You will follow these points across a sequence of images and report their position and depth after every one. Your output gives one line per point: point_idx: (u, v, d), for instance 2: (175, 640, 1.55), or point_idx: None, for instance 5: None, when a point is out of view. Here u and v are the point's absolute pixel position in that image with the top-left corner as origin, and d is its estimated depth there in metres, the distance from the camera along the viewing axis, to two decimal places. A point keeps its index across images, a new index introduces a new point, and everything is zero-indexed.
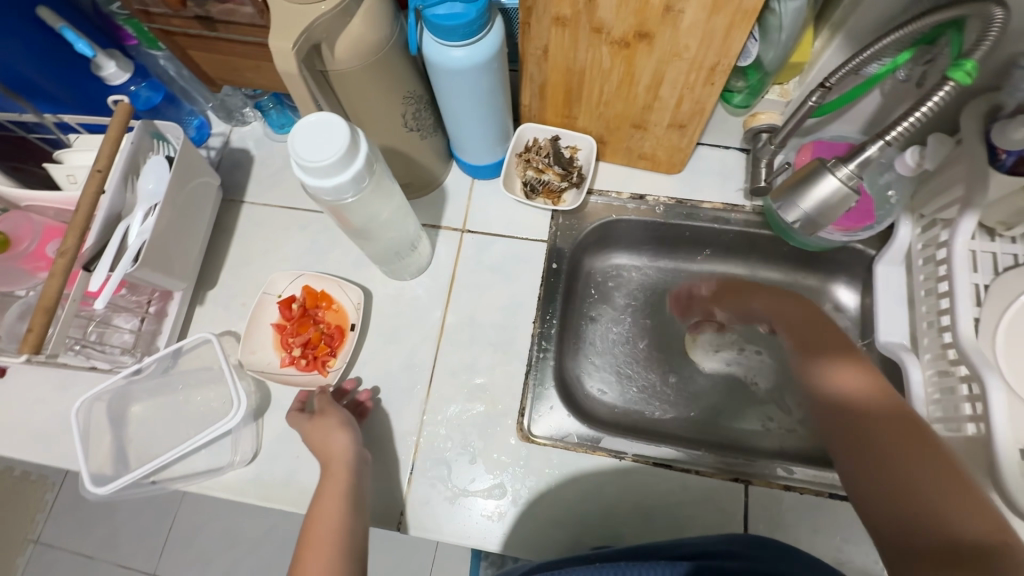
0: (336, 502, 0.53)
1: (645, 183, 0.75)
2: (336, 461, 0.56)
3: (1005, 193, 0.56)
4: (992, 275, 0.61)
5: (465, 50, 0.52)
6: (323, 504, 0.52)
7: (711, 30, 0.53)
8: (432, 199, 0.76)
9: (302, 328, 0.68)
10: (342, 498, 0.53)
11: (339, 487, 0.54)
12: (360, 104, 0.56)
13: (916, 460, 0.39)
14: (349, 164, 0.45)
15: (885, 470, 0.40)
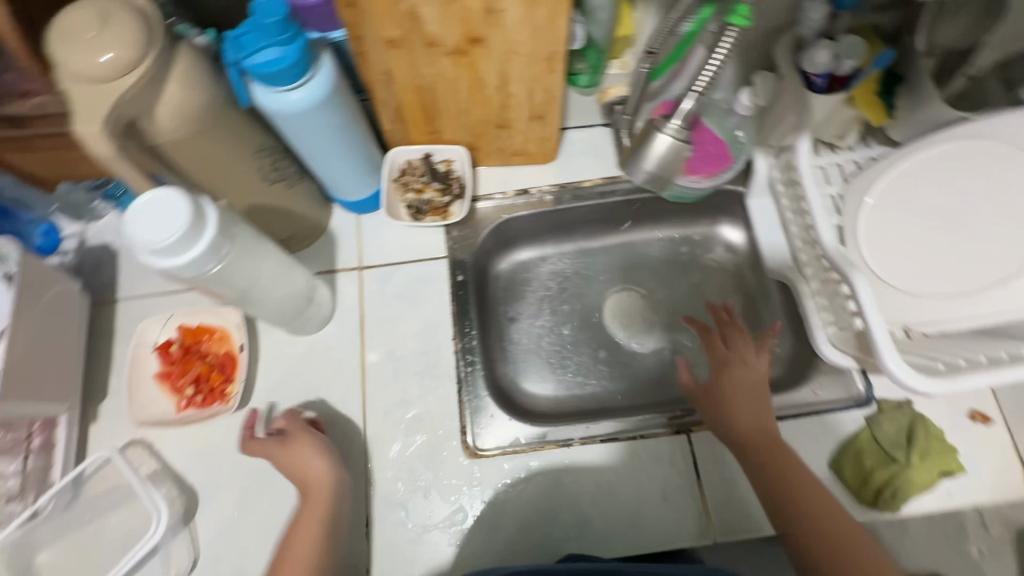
0: (310, 530, 0.54)
1: (526, 177, 0.77)
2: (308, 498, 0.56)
3: (831, 111, 0.62)
4: (842, 184, 0.68)
5: (300, 92, 0.51)
6: (295, 535, 0.54)
7: (537, 23, 0.54)
8: (321, 245, 0.73)
9: (188, 366, 0.66)
10: (314, 532, 0.54)
11: (314, 512, 0.56)
12: (209, 171, 0.53)
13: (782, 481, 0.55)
14: (198, 235, 0.43)
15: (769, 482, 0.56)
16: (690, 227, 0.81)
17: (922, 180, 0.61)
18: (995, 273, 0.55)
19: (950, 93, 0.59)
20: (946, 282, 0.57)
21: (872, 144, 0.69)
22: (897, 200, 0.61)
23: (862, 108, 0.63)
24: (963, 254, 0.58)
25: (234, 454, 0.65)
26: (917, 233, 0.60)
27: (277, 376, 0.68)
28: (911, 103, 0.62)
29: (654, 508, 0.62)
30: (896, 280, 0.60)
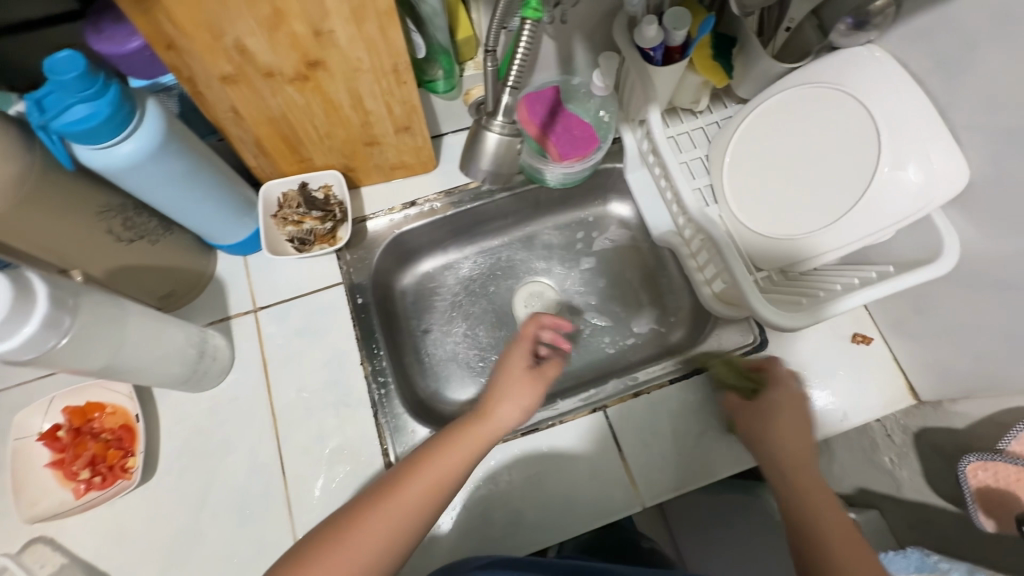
0: (434, 489, 0.47)
1: (412, 189, 0.77)
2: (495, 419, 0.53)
3: (676, 80, 0.65)
4: (706, 145, 0.72)
5: (128, 144, 0.49)
6: (448, 453, 0.49)
7: (370, 37, 0.54)
8: (209, 294, 0.70)
9: (80, 449, 0.62)
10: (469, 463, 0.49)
11: (436, 472, 0.47)
12: (43, 241, 0.50)
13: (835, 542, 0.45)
14: (26, 314, 0.40)
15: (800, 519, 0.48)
16: (583, 210, 0.83)
17: (770, 128, 0.64)
18: (841, 202, 0.58)
19: (774, 49, 0.65)
20: (803, 220, 0.60)
21: (727, 103, 0.73)
22: (746, 154, 0.66)
23: (702, 72, 0.66)
24: (814, 189, 0.60)
25: (148, 529, 0.61)
26: (774, 178, 0.63)
27: (183, 439, 0.65)
28: (746, 62, 0.66)
29: (583, 490, 0.64)
30: (760, 227, 0.63)
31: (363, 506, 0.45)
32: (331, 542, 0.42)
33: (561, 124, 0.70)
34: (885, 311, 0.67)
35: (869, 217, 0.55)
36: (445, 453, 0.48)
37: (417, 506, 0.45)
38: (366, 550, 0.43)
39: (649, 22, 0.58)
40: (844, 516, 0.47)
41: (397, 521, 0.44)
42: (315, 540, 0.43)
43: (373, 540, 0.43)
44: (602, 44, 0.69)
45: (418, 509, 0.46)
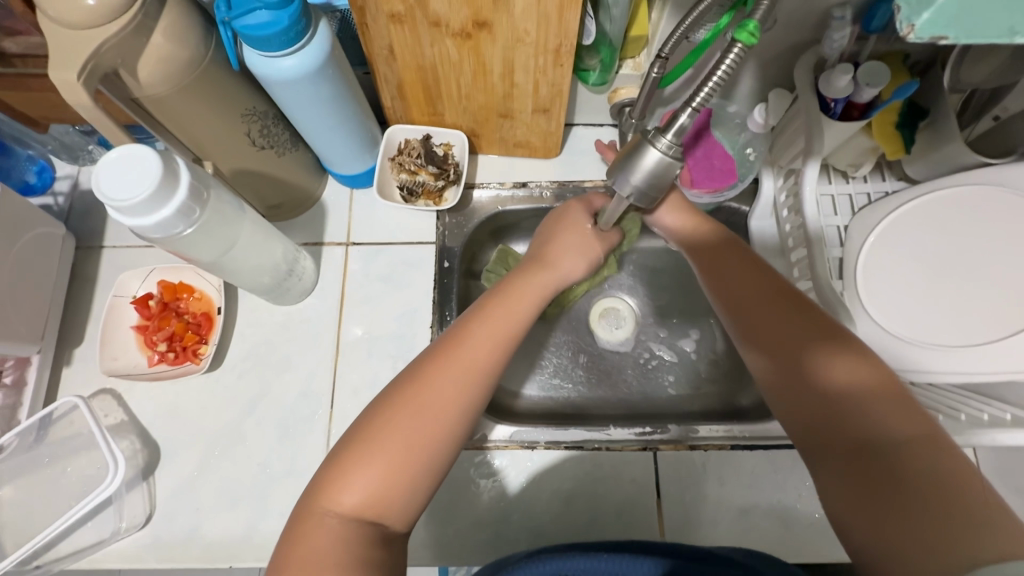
0: (496, 344, 0.48)
1: (527, 170, 0.75)
2: (561, 268, 0.56)
3: (845, 138, 0.60)
4: (849, 215, 0.66)
5: (292, 59, 0.49)
6: (490, 317, 0.49)
7: (545, 12, 0.52)
8: (311, 216, 0.72)
9: (163, 323, 0.66)
10: (533, 306, 0.52)
11: (503, 319, 0.49)
12: (192, 128, 0.52)
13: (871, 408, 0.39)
14: (167, 198, 0.42)
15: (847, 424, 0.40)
16: None
17: (932, 222, 0.58)
18: (991, 329, 0.53)
19: (972, 135, 0.58)
20: (940, 331, 0.55)
21: (887, 177, 0.66)
22: (903, 242, 0.59)
23: (877, 138, 0.60)
24: (962, 304, 0.55)
25: (201, 414, 0.65)
26: (920, 276, 0.58)
27: (251, 342, 0.68)
28: (930, 140, 0.59)
29: (608, 522, 0.62)
30: (891, 322, 0.57)
31: (422, 369, 0.45)
32: (396, 404, 0.43)
33: (701, 150, 0.66)
34: (996, 453, 0.60)
35: (1021, 355, 0.51)
36: (492, 315, 0.49)
37: (477, 361, 0.46)
38: (426, 412, 0.42)
39: (844, 72, 0.53)
40: (887, 394, 0.40)
41: (457, 382, 0.44)
42: (380, 405, 0.43)
43: (441, 402, 0.43)
44: (773, 78, 0.64)
45: (476, 372, 0.45)
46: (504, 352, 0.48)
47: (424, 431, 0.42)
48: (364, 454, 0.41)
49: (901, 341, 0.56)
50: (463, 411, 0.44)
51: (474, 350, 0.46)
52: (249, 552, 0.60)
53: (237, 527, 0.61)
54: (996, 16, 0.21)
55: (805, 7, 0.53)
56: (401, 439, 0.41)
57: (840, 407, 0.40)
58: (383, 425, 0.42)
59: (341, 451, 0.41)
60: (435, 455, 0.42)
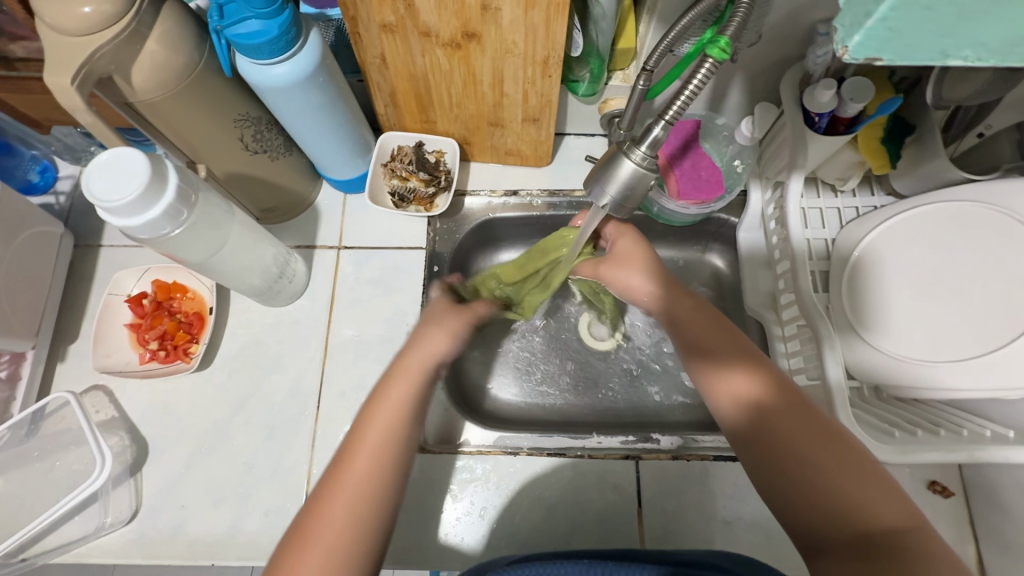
0: (381, 432, 0.47)
1: (518, 179, 0.76)
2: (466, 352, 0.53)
3: (830, 152, 0.60)
4: (837, 228, 0.66)
5: (283, 66, 0.50)
6: (390, 395, 0.49)
7: (532, 25, 0.53)
8: (305, 219, 0.73)
9: (155, 322, 0.67)
10: (410, 392, 0.50)
11: (391, 398, 0.49)
12: (186, 133, 0.53)
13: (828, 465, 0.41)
14: (154, 198, 0.43)
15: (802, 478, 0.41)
16: (679, 250, 0.79)
17: (921, 235, 0.58)
18: (976, 344, 0.52)
19: (957, 151, 0.58)
20: (923, 344, 0.54)
21: (875, 191, 0.67)
22: (890, 254, 0.59)
23: (863, 153, 0.60)
24: (947, 317, 0.55)
25: (190, 412, 0.66)
26: (905, 290, 0.57)
27: (242, 341, 0.69)
28: (916, 155, 0.60)
29: (588, 530, 0.62)
30: (875, 336, 0.57)
31: (321, 489, 0.44)
32: (300, 536, 0.41)
33: (689, 162, 0.67)
34: (981, 471, 0.59)
35: (1002, 371, 0.50)
36: (388, 393, 0.49)
37: (361, 463, 0.45)
38: (352, 507, 0.43)
39: (826, 88, 0.53)
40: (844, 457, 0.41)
41: (361, 483, 0.44)
42: (291, 532, 0.42)
43: (357, 488, 0.44)
44: (761, 91, 0.65)
45: (368, 463, 0.45)
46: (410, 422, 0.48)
47: (328, 547, 0.41)
48: (300, 553, 0.41)
49: (883, 355, 0.56)
50: (386, 493, 0.44)
51: (372, 434, 0.46)
52: (230, 550, 0.61)
53: (219, 526, 0.62)
54: (926, 38, 0.21)
55: (789, 24, 0.54)
56: (343, 507, 0.43)
57: (832, 485, 0.40)
58: (310, 531, 0.42)
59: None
60: (352, 563, 0.41)
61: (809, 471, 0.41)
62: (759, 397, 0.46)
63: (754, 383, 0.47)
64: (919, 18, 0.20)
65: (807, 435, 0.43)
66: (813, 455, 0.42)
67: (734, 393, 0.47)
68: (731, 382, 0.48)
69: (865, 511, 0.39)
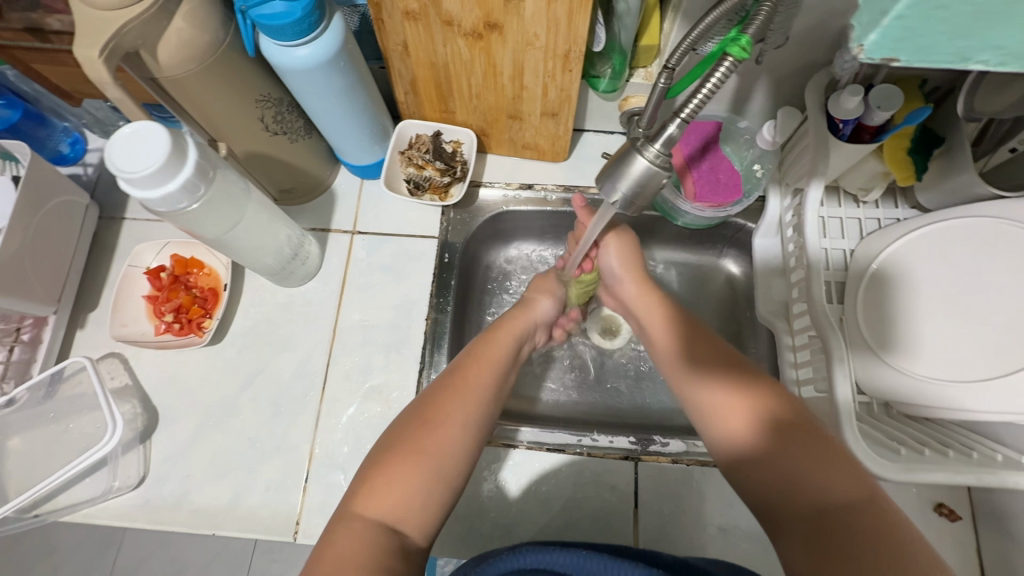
0: (489, 369, 0.55)
1: (534, 173, 0.76)
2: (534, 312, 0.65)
3: (853, 161, 0.59)
4: (857, 240, 0.64)
5: (305, 49, 0.51)
6: (490, 346, 0.58)
7: (555, 17, 0.53)
8: (320, 203, 0.74)
9: (172, 295, 0.69)
10: (512, 346, 0.59)
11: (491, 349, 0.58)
12: (209, 111, 0.54)
13: (806, 459, 0.43)
14: (173, 172, 0.44)
15: (774, 477, 0.43)
16: (694, 253, 0.78)
17: (945, 249, 0.56)
18: (990, 366, 0.51)
19: (987, 166, 0.56)
20: (936, 362, 0.53)
21: (899, 204, 0.65)
22: (906, 267, 0.58)
23: (888, 163, 0.58)
24: (966, 337, 0.53)
25: (200, 385, 0.68)
26: (923, 306, 0.56)
27: (253, 318, 0.70)
28: (944, 168, 0.58)
29: (583, 528, 0.62)
30: (886, 350, 0.56)
31: (438, 399, 0.51)
32: (417, 430, 0.48)
33: (707, 164, 0.66)
34: (991, 495, 0.57)
35: (1015, 396, 0.49)
36: (484, 347, 0.57)
37: (482, 386, 0.53)
38: (453, 437, 0.48)
39: (852, 94, 0.52)
40: (820, 451, 0.43)
41: (473, 402, 0.52)
42: (402, 432, 0.48)
43: (455, 421, 0.49)
44: (786, 95, 0.63)
45: (484, 388, 0.53)
46: (499, 385, 0.55)
47: (435, 445, 0.47)
48: (392, 472, 0.45)
49: (894, 369, 0.55)
50: (467, 435, 0.49)
51: (486, 369, 0.55)
52: (231, 521, 0.62)
53: (222, 497, 0.63)
54: (941, 37, 0.21)
55: (819, 27, 0.53)
56: (442, 432, 0.48)
57: (797, 473, 0.42)
58: (411, 441, 0.47)
59: (367, 472, 0.46)
60: (446, 468, 0.47)
61: (765, 480, 0.44)
62: (754, 430, 0.46)
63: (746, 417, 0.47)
64: (937, 18, 0.20)
65: (773, 434, 0.45)
66: (786, 459, 0.43)
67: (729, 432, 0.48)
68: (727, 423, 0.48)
69: (814, 485, 0.41)
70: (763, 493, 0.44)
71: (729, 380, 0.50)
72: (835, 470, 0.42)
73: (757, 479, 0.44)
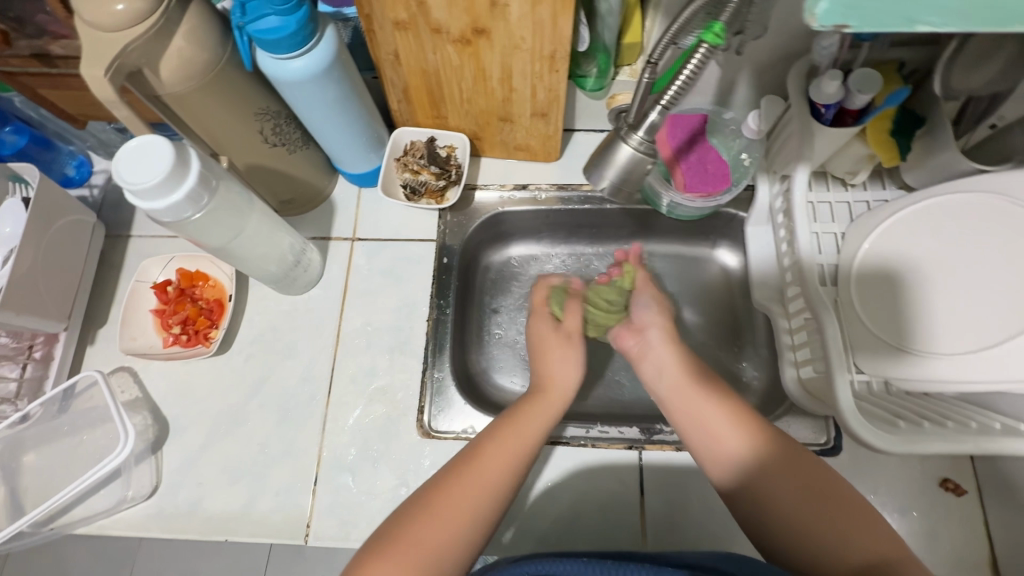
0: (517, 452, 0.52)
1: (527, 174, 0.77)
2: (563, 387, 0.61)
3: (838, 146, 0.60)
4: (847, 223, 0.65)
5: (300, 61, 0.53)
6: (520, 416, 0.55)
7: (539, 20, 0.55)
8: (321, 212, 0.76)
9: (179, 307, 0.70)
10: (543, 430, 0.55)
11: (520, 426, 0.54)
12: (209, 125, 0.56)
13: (838, 520, 0.45)
14: (176, 182, 0.46)
15: (807, 532, 0.45)
16: (688, 244, 0.79)
17: (925, 230, 0.57)
18: (983, 336, 0.52)
19: (969, 143, 0.56)
20: (930, 337, 0.54)
21: (887, 185, 0.66)
22: (896, 245, 0.59)
23: (872, 146, 0.59)
24: (952, 312, 0.54)
25: (209, 395, 0.69)
26: (916, 283, 0.57)
27: (258, 326, 0.72)
28: (926, 147, 0.59)
29: (591, 518, 0.63)
30: (880, 329, 0.57)
31: (451, 482, 0.49)
32: (422, 518, 0.46)
33: (696, 156, 0.67)
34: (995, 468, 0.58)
35: (1011, 365, 0.50)
36: (509, 426, 0.54)
37: (501, 469, 0.50)
38: (459, 527, 0.46)
39: (832, 79, 0.53)
40: (851, 509, 0.46)
41: (488, 487, 0.49)
42: (407, 516, 0.46)
43: (459, 507, 0.47)
44: (769, 85, 0.65)
45: (506, 466, 0.51)
46: (524, 463, 0.52)
47: (430, 540, 0.45)
48: (382, 558, 0.44)
49: (889, 346, 0.56)
50: (480, 522, 0.47)
51: (515, 446, 0.52)
52: (244, 526, 0.63)
53: (234, 503, 0.64)
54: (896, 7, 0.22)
55: (795, 17, 0.54)
56: (452, 521, 0.46)
57: (822, 530, 0.45)
58: (411, 530, 0.45)
59: (364, 557, 0.44)
60: (440, 566, 0.44)
61: (785, 507, 0.47)
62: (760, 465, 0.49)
63: (754, 454, 0.50)
64: None
65: (799, 491, 0.47)
66: (792, 492, 0.47)
67: (731, 466, 0.50)
68: (733, 455, 0.51)
69: (850, 546, 0.44)
70: (801, 550, 0.45)
71: (720, 403, 0.54)
72: (861, 528, 0.45)
73: (799, 539, 0.45)
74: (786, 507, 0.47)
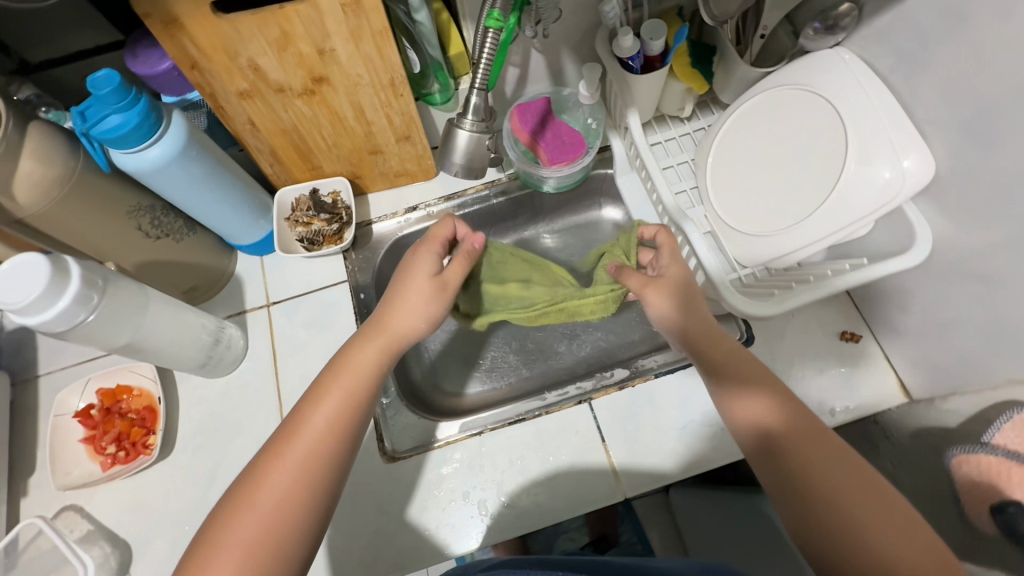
0: (340, 419, 0.48)
1: (414, 196, 0.82)
2: (399, 325, 0.55)
3: (658, 87, 0.69)
4: (693, 149, 0.75)
5: (155, 149, 0.56)
6: (349, 363, 0.52)
7: (367, 55, 0.60)
8: (229, 290, 0.77)
9: (108, 427, 0.68)
10: (372, 379, 0.52)
11: (350, 378, 0.51)
12: (83, 234, 0.58)
13: (867, 506, 0.40)
14: (60, 290, 0.47)
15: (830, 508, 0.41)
16: (576, 213, 0.87)
17: (747, 131, 0.66)
18: (815, 196, 0.59)
19: (752, 55, 0.66)
20: (780, 216, 0.62)
21: (713, 110, 0.77)
22: (728, 153, 0.68)
23: (682, 78, 0.68)
24: (829, 192, 0.58)
25: (165, 500, 0.67)
26: (756, 175, 0.65)
27: (197, 417, 0.71)
28: (724, 68, 0.69)
29: (565, 478, 0.66)
30: (741, 224, 0.66)
31: (265, 458, 0.46)
32: (240, 502, 0.43)
33: (551, 132, 0.75)
34: (873, 308, 0.67)
35: (844, 211, 0.56)
36: (333, 386, 0.50)
37: (326, 440, 0.47)
38: (275, 505, 0.43)
39: (624, 34, 0.62)
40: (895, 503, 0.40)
41: (310, 458, 0.46)
42: (230, 499, 0.44)
43: (280, 486, 0.44)
44: (587, 55, 0.74)
45: (332, 433, 0.48)
46: (351, 430, 0.49)
47: (255, 522, 0.42)
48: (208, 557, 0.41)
49: (750, 233, 0.65)
50: (302, 507, 0.44)
51: (335, 413, 0.48)
52: None
53: None
54: None
55: None
56: (271, 496, 0.43)
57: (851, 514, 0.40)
58: (229, 523, 0.42)
59: (193, 551, 0.42)
60: (284, 529, 0.43)
61: (819, 479, 0.42)
62: (798, 445, 0.44)
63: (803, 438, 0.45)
64: None
65: (834, 472, 0.42)
66: (832, 473, 0.42)
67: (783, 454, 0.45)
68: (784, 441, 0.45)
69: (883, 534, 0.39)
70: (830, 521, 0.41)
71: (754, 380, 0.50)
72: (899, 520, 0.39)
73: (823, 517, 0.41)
74: (817, 478, 0.42)
